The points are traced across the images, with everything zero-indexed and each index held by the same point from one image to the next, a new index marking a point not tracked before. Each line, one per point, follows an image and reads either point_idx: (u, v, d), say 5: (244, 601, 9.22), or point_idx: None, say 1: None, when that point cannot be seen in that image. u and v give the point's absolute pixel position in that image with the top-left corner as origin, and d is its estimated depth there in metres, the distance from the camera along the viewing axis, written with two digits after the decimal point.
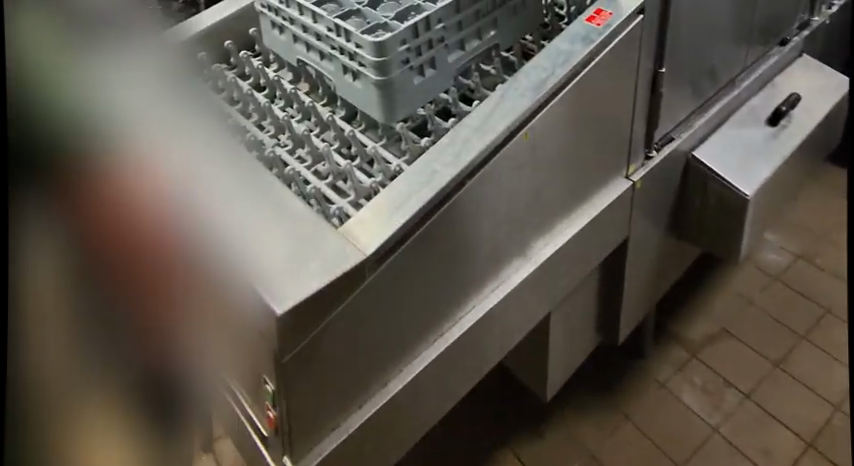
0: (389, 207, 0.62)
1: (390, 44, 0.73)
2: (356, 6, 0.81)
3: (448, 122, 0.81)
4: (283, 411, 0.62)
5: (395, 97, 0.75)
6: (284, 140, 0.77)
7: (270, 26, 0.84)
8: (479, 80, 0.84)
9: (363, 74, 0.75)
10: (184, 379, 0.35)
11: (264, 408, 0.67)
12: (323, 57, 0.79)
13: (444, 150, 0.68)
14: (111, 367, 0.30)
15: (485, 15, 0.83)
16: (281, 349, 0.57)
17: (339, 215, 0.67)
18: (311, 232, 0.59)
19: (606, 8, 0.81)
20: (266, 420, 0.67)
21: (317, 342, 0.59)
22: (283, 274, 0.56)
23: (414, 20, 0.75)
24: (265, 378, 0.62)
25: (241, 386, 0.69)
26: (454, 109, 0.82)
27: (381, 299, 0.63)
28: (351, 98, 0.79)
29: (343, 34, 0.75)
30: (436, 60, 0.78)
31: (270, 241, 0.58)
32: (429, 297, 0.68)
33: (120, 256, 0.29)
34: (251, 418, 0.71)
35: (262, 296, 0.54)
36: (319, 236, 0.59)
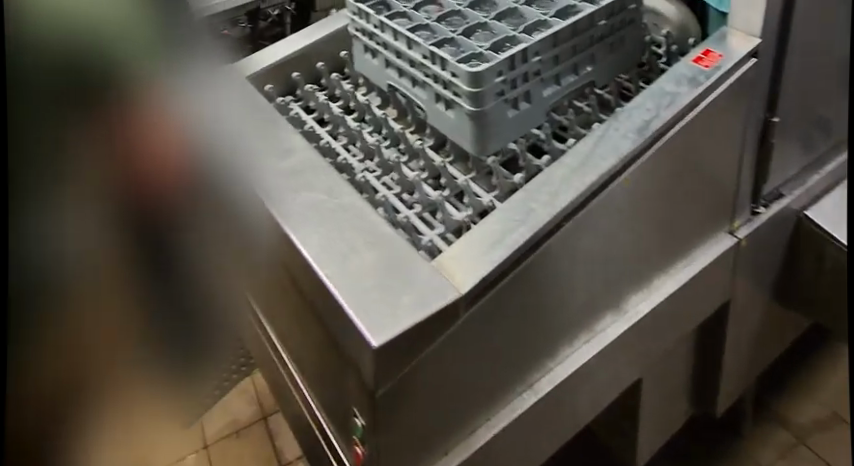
0: (487, 244, 0.57)
1: (487, 75, 0.69)
2: (450, 34, 0.80)
3: (541, 160, 0.76)
4: (370, 449, 0.56)
5: (488, 131, 0.71)
6: (373, 166, 0.77)
7: (363, 49, 0.89)
8: (573, 117, 0.79)
9: (456, 103, 0.72)
10: (208, 325, 0.32)
11: (350, 441, 0.63)
12: (416, 84, 0.80)
13: (540, 189, 0.62)
14: (120, 283, 0.28)
15: (583, 50, 0.78)
16: (377, 380, 0.51)
17: (430, 248, 0.64)
18: (405, 264, 0.55)
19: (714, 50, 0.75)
20: (352, 454, 0.63)
21: (414, 376, 0.54)
22: (375, 304, 0.52)
23: (511, 51, 0.70)
24: (354, 410, 0.57)
25: (328, 412, 0.67)
26: (547, 147, 0.77)
27: (480, 337, 0.57)
28: (442, 126, 0.77)
29: (437, 62, 0.74)
30: (531, 94, 0.74)
31: (363, 270, 0.55)
32: (532, 340, 0.62)
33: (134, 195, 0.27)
34: (333, 447, 0.69)
35: (359, 328, 0.51)
36: (414, 269, 0.55)
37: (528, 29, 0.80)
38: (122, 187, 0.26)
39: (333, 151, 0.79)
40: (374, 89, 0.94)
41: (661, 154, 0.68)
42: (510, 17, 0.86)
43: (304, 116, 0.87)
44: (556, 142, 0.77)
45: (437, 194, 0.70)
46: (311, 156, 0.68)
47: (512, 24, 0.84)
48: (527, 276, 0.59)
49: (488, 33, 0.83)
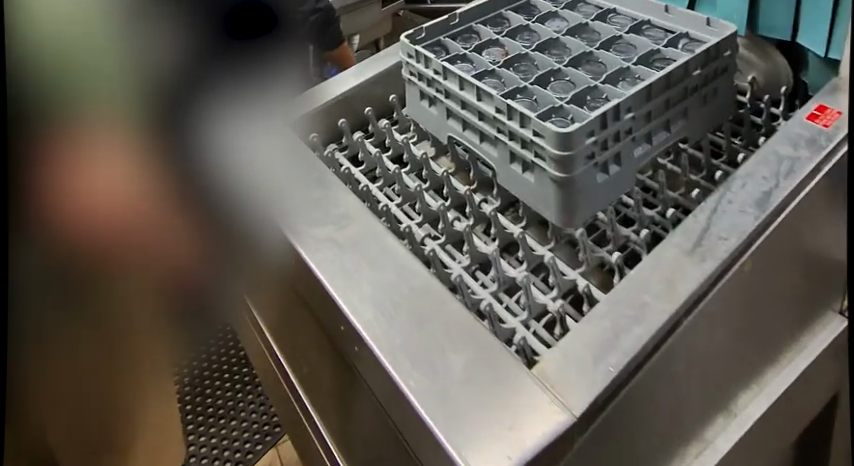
0: (598, 350, 0.48)
1: (577, 136, 0.61)
2: (522, 83, 0.75)
3: (630, 229, 0.67)
4: None
5: (576, 201, 0.64)
6: (437, 232, 0.72)
7: (419, 96, 0.84)
8: (665, 180, 0.69)
9: (538, 165, 0.65)
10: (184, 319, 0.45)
11: None
12: (484, 139, 0.75)
13: (648, 276, 0.53)
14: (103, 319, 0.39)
15: (677, 103, 0.69)
16: None
17: (523, 348, 0.55)
18: (498, 369, 0.48)
19: (828, 106, 0.65)
20: None
21: None
22: (472, 417, 0.46)
23: (602, 108, 0.62)
24: None
25: None
26: (635, 215, 0.68)
27: None
28: (514, 188, 0.71)
29: (515, 117, 0.67)
30: (622, 156, 0.65)
31: (451, 374, 0.49)
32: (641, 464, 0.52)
33: (95, 238, 0.36)
34: None
35: (454, 457, 0.44)
36: (512, 375, 0.48)
37: (610, 79, 0.73)
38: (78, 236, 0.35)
39: (395, 216, 0.74)
40: (429, 140, 0.89)
41: (783, 242, 0.57)
42: (584, 62, 0.79)
43: (357, 174, 0.81)
44: (649, 208, 0.68)
45: (518, 269, 0.64)
46: (373, 224, 0.65)
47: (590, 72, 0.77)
48: (641, 391, 0.49)
49: (565, 81, 0.76)
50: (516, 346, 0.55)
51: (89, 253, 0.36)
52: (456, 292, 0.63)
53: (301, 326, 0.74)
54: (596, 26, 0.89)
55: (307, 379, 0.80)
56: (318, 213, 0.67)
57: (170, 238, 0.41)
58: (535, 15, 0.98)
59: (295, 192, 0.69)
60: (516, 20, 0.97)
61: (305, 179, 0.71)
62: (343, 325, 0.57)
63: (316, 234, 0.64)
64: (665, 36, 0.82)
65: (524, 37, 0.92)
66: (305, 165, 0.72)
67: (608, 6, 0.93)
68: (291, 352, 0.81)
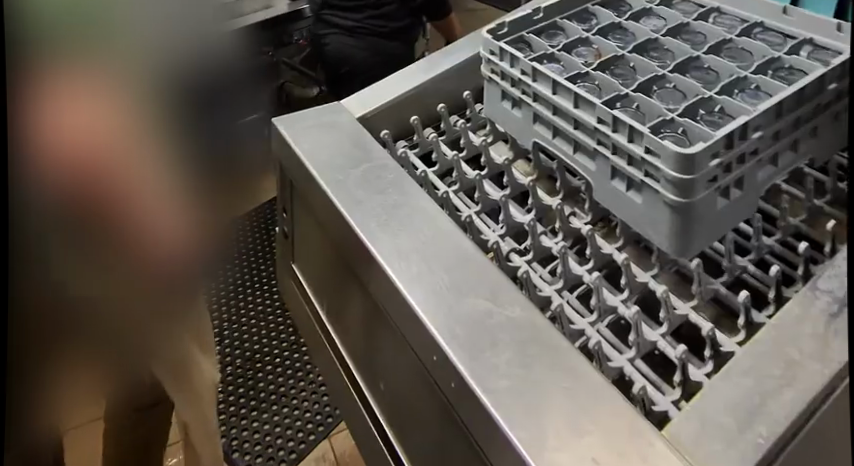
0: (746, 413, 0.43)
1: (701, 158, 0.57)
2: (624, 90, 0.75)
3: (745, 258, 0.59)
4: None
5: (694, 228, 0.61)
6: (523, 247, 0.65)
7: (501, 96, 0.79)
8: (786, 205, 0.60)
9: (649, 185, 0.62)
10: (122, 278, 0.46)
11: None
12: (578, 150, 0.71)
13: (797, 327, 0.47)
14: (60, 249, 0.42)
15: (806, 124, 0.63)
16: None
17: (640, 398, 0.49)
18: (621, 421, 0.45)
19: None
20: None
21: None
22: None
23: (729, 127, 0.58)
24: None
25: None
26: (752, 243, 0.59)
27: None
28: (612, 205, 0.68)
29: (621, 130, 0.64)
30: (744, 179, 0.61)
31: (567, 423, 0.45)
32: None
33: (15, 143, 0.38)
34: None
35: None
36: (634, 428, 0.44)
37: (724, 89, 0.72)
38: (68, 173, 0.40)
39: (479, 227, 0.66)
40: (507, 143, 0.82)
41: None
42: (691, 68, 0.78)
43: (434, 178, 0.73)
44: (767, 236, 0.60)
45: (620, 299, 0.57)
46: (464, 243, 0.62)
47: (700, 80, 0.76)
48: (802, 458, 0.44)
49: (669, 88, 0.76)
50: (635, 395, 0.49)
51: (61, 194, 0.41)
52: (553, 321, 0.58)
53: (316, 262, 0.77)
54: (698, 26, 0.84)
55: (305, 321, 0.82)
56: (399, 231, 0.63)
57: (166, 220, 0.47)
58: (625, 11, 0.91)
59: (373, 198, 0.67)
60: (605, 17, 0.90)
61: (378, 188, 0.69)
62: (437, 356, 0.53)
63: (401, 248, 0.62)
64: (783, 42, 0.78)
65: (615, 36, 0.86)
66: (374, 170, 0.71)
67: (711, 4, 0.87)
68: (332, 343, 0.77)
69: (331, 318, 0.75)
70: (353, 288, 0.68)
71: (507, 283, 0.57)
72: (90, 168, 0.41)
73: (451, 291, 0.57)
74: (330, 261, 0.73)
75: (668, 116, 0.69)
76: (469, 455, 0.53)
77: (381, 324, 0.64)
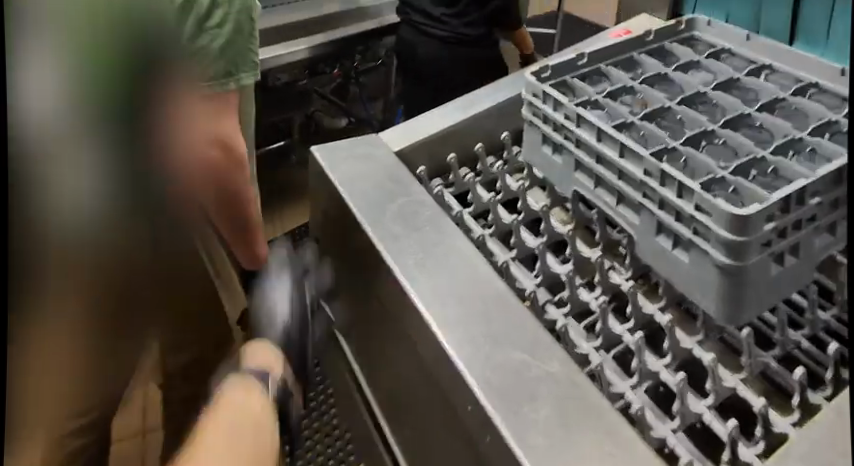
0: None
1: (755, 220, 0.55)
2: (671, 143, 0.72)
3: (798, 330, 0.55)
4: None
5: (745, 294, 0.58)
6: (559, 298, 0.61)
7: (541, 140, 0.77)
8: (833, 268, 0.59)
9: (697, 244, 0.59)
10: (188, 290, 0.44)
11: None
12: (621, 202, 0.68)
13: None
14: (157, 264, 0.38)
15: None
16: None
17: None
18: None
19: None
20: None
21: None
22: None
23: (787, 190, 0.56)
24: None
25: None
26: (805, 315, 0.56)
27: None
28: (655, 263, 0.65)
29: (669, 185, 0.61)
30: (800, 246, 0.59)
31: None
32: None
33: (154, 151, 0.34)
34: None
35: None
36: None
37: (778, 150, 0.70)
38: (183, 180, 0.38)
39: (516, 275, 0.63)
40: (545, 189, 0.80)
41: None
42: (742, 125, 0.76)
43: (469, 219, 0.70)
44: (822, 310, 0.56)
45: (661, 363, 0.53)
46: (501, 289, 0.59)
47: (750, 138, 0.74)
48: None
49: (718, 145, 0.74)
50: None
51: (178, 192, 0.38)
52: (592, 380, 0.55)
53: (347, 292, 0.74)
54: (749, 81, 0.82)
55: (338, 358, 0.81)
56: (436, 272, 0.61)
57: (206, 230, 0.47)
58: (672, 61, 0.89)
59: (409, 235, 0.65)
60: (652, 66, 0.88)
61: (414, 225, 0.67)
62: (472, 406, 0.50)
63: (435, 290, 0.59)
64: (841, 105, 0.76)
65: (661, 87, 0.84)
66: (410, 206, 0.69)
67: (762, 61, 0.85)
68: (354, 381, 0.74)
69: (358, 351, 0.73)
70: (374, 309, 0.67)
71: (545, 337, 0.54)
72: (187, 171, 0.38)
73: (488, 340, 0.54)
74: (351, 276, 0.72)
75: (719, 174, 0.67)
76: None
77: (411, 364, 0.61)
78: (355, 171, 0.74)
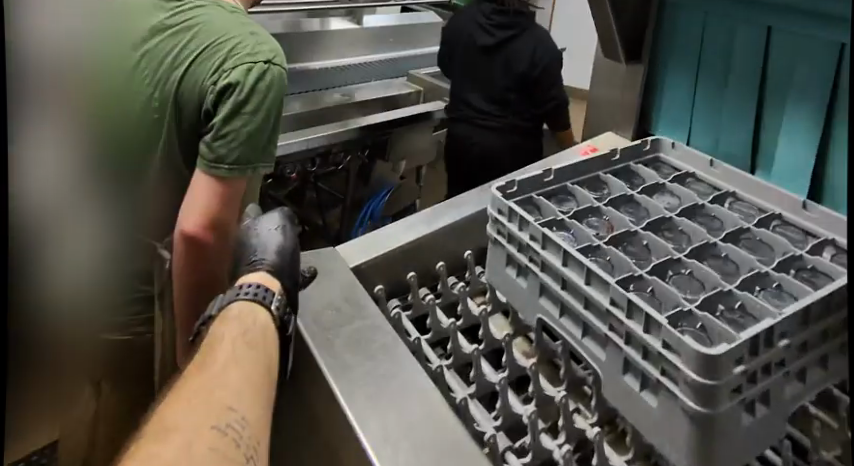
0: None
1: (726, 362, 0.52)
2: (637, 271, 0.71)
3: None
4: None
5: (716, 446, 0.54)
6: (520, 443, 0.57)
7: (505, 261, 0.74)
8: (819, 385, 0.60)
9: (666, 386, 0.56)
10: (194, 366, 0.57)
11: None
12: (586, 332, 0.65)
13: None
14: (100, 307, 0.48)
15: (834, 336, 0.60)
16: None
17: None
18: None
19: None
20: None
21: None
22: None
23: (756, 329, 0.54)
24: None
25: None
26: None
27: None
28: (625, 406, 0.61)
29: (636, 317, 0.58)
30: (771, 394, 0.56)
31: None
32: None
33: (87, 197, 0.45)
34: None
35: None
36: None
37: (744, 284, 0.69)
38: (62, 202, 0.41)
39: (474, 417, 0.59)
40: (507, 315, 0.76)
41: None
42: (708, 255, 0.75)
43: (427, 347, 0.66)
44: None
45: None
46: (459, 431, 0.55)
47: (717, 270, 0.72)
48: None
49: (685, 275, 0.72)
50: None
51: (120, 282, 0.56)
52: None
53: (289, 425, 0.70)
54: (714, 208, 0.81)
55: None
56: (390, 410, 0.56)
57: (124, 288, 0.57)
58: (637, 183, 0.89)
59: (362, 364, 0.61)
60: (617, 187, 0.87)
61: (368, 354, 0.62)
62: None
63: (388, 433, 0.54)
64: (804, 238, 0.76)
65: (627, 210, 0.83)
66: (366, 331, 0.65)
67: (725, 188, 0.86)
68: None
69: None
70: (320, 443, 0.62)
71: None
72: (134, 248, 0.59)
73: None
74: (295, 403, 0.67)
75: (687, 308, 0.65)
76: None
77: None
78: (313, 292, 0.70)
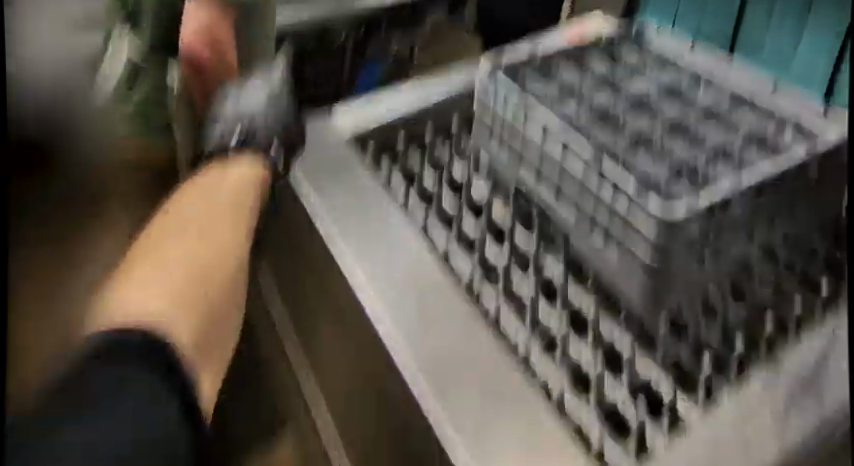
0: None
1: (682, 228, 0.58)
2: (611, 147, 0.76)
3: (700, 338, 0.62)
4: None
5: (667, 290, 0.63)
6: (495, 286, 0.64)
7: (490, 136, 0.79)
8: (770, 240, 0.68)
9: (627, 246, 0.63)
10: None
11: None
12: (559, 199, 0.71)
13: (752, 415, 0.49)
14: None
15: (784, 205, 0.65)
16: None
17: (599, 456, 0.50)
18: None
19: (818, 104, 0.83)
20: None
21: None
22: None
23: (713, 200, 0.59)
24: None
25: None
26: (702, 331, 0.63)
27: None
28: (591, 261, 0.68)
29: (606, 184, 0.64)
30: (720, 252, 0.63)
31: None
32: None
33: None
34: None
35: None
36: None
37: (709, 160, 0.74)
38: None
39: (453, 265, 0.66)
40: (490, 183, 0.82)
41: None
42: (680, 133, 0.79)
43: (418, 207, 0.73)
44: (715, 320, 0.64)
45: None
46: (439, 280, 0.63)
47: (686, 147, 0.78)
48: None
49: (655, 151, 0.77)
50: (592, 449, 0.51)
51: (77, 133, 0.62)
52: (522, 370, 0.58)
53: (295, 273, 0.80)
54: (690, 93, 0.86)
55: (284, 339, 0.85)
56: (380, 262, 0.65)
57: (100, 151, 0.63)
58: (619, 66, 0.93)
59: None
60: (599, 71, 0.91)
61: None
62: (404, 388, 0.55)
63: (377, 282, 0.63)
64: (771, 121, 0.81)
65: (608, 92, 0.87)
66: (364, 201, 0.73)
67: (703, 73, 0.90)
68: (311, 354, 0.80)
69: (311, 330, 0.78)
70: (324, 290, 0.71)
71: (477, 323, 0.60)
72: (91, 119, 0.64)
73: (423, 327, 0.59)
74: (303, 258, 0.76)
75: (653, 179, 0.71)
76: None
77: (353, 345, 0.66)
78: None
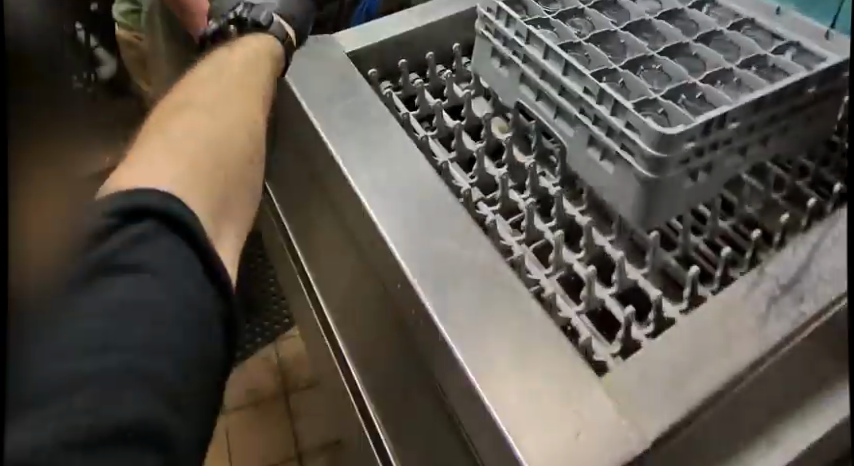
0: (671, 384, 0.47)
1: (678, 138, 0.59)
2: (612, 65, 0.76)
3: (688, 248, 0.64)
4: None
5: (659, 200, 0.63)
6: (492, 197, 0.66)
7: (491, 53, 0.79)
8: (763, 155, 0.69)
9: (624, 158, 0.64)
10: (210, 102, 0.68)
11: None
12: (559, 115, 0.72)
13: (737, 313, 0.51)
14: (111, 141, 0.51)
15: (779, 120, 0.66)
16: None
17: (587, 349, 0.52)
18: (572, 379, 0.48)
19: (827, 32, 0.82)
20: None
21: None
22: (548, 427, 0.45)
23: (710, 113, 0.60)
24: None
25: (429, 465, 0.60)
26: (690, 243, 0.65)
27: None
28: (586, 175, 0.70)
29: (605, 103, 0.65)
30: (713, 165, 0.64)
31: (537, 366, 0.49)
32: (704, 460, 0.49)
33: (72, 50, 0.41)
34: None
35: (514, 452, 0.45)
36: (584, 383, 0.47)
37: (707, 79, 0.75)
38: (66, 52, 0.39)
39: (452, 176, 0.67)
40: (489, 100, 0.83)
41: None
42: (680, 53, 0.80)
43: (414, 121, 0.74)
44: (695, 235, 0.67)
45: (577, 259, 0.59)
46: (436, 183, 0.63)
47: (685, 66, 0.78)
48: (748, 401, 0.49)
49: (655, 70, 0.78)
50: (580, 343, 0.52)
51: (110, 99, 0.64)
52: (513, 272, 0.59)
53: (296, 186, 0.81)
54: (691, 14, 0.86)
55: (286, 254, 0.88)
56: (379, 164, 0.65)
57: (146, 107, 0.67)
58: None
59: (356, 132, 0.68)
60: None
61: (360, 125, 0.69)
62: (401, 285, 0.57)
63: (375, 183, 0.63)
64: (771, 41, 0.81)
65: (610, 13, 0.87)
66: (362, 102, 0.72)
67: None
68: (312, 265, 0.82)
69: (312, 242, 0.80)
70: (324, 200, 0.72)
71: (470, 222, 0.59)
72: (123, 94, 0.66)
73: (420, 224, 0.59)
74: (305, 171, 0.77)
75: (651, 96, 0.71)
76: (424, 389, 0.58)
77: (352, 252, 0.68)
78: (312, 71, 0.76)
